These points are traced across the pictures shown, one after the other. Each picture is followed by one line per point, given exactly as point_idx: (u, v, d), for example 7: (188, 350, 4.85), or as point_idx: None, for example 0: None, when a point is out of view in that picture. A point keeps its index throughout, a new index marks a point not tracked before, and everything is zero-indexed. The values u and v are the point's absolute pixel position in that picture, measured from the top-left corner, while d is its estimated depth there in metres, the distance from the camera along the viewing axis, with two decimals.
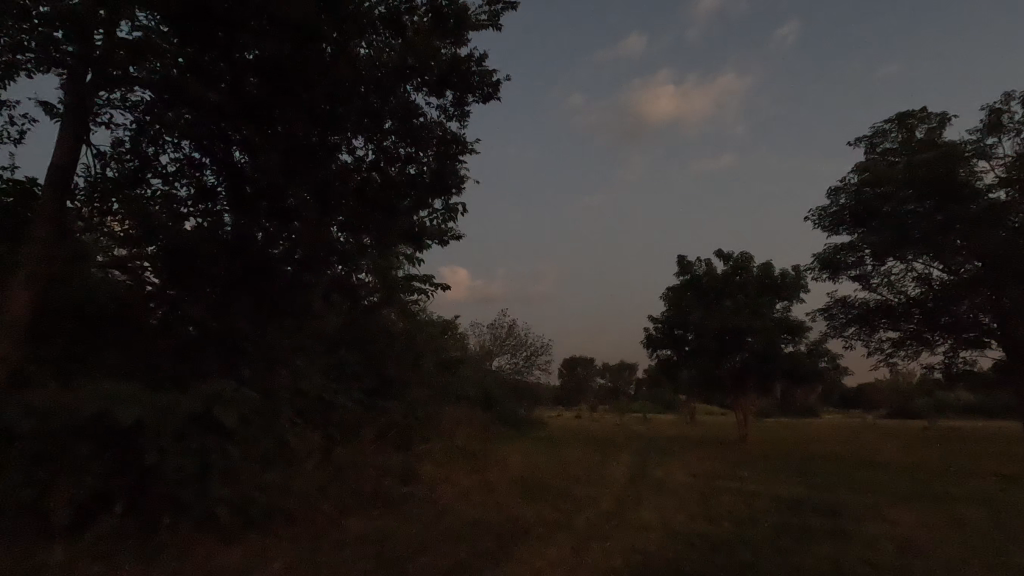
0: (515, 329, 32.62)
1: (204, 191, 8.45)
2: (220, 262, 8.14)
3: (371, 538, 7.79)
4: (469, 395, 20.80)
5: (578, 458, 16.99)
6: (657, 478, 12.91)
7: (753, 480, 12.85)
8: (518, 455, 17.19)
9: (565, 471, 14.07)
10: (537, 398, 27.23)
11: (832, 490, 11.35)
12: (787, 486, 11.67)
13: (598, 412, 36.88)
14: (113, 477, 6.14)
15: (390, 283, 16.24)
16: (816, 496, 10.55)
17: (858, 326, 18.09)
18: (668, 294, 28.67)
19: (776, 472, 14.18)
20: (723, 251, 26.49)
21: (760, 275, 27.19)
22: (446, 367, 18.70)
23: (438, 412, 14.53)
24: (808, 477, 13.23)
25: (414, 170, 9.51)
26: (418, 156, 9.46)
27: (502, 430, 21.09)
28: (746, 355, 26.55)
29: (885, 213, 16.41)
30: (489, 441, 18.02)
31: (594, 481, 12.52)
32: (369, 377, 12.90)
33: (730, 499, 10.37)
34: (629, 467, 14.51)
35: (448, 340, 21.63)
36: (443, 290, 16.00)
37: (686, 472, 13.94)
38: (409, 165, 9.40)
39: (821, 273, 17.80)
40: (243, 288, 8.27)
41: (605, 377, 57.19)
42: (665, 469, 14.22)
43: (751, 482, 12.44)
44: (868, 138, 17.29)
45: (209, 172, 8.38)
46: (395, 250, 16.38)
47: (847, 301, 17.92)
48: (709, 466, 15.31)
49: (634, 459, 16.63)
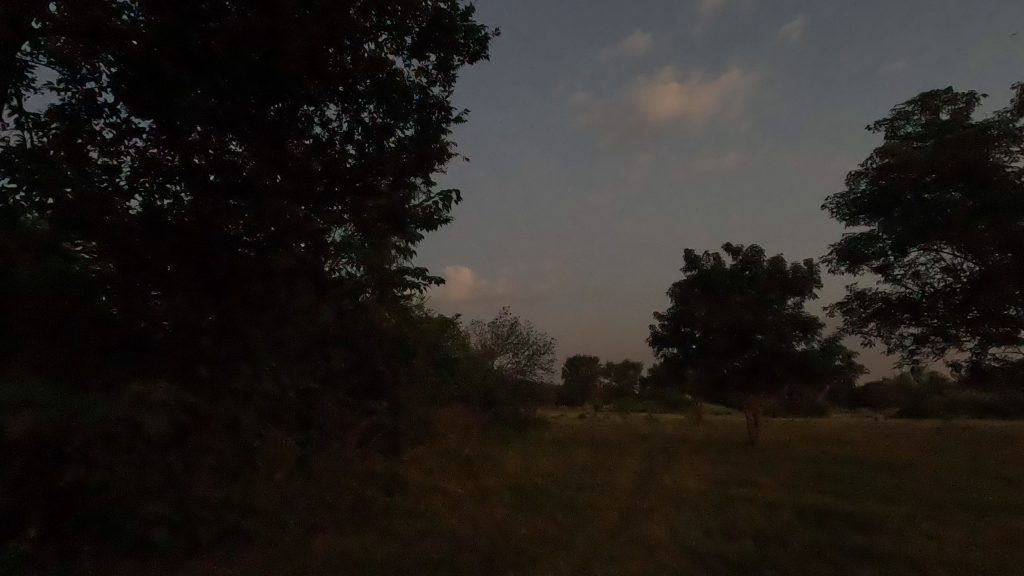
0: (516, 326, 31.70)
1: (148, 162, 7.45)
2: (171, 244, 7.35)
3: (339, 561, 6.91)
4: (467, 396, 19.95)
5: (582, 462, 16.09)
6: (666, 486, 11.97)
7: (770, 487, 11.90)
8: (516, 459, 16.30)
9: (567, 477, 13.19)
10: (538, 397, 26.38)
11: (858, 500, 10.44)
12: (810, 495, 10.74)
13: (602, 412, 35.99)
14: (30, 496, 5.25)
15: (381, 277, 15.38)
16: (843, 507, 9.58)
17: (879, 321, 17.02)
18: (675, 290, 27.71)
19: (794, 478, 13.26)
20: (731, 244, 25.48)
21: (770, 270, 26.18)
22: (443, 366, 17.83)
23: (430, 414, 13.65)
24: (828, 485, 12.25)
25: (393, 144, 8.61)
26: (397, 128, 8.54)
27: (501, 432, 20.24)
28: (756, 354, 25.61)
29: (909, 199, 15.41)
30: (487, 444, 17.14)
31: (598, 489, 11.65)
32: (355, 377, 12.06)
33: (748, 510, 9.49)
34: (635, 473, 13.61)
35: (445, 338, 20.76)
36: (438, 284, 15.11)
37: (695, 478, 13.03)
38: (388, 136, 8.48)
39: (840, 264, 16.77)
40: (197, 274, 7.54)
41: (609, 377, 56.27)
42: (673, 475, 13.30)
43: (768, 490, 11.50)
44: (889, 121, 16.30)
45: (155, 144, 7.51)
46: (387, 241, 15.53)
47: (868, 294, 16.84)
48: (720, 471, 14.40)
49: (639, 463, 15.71)
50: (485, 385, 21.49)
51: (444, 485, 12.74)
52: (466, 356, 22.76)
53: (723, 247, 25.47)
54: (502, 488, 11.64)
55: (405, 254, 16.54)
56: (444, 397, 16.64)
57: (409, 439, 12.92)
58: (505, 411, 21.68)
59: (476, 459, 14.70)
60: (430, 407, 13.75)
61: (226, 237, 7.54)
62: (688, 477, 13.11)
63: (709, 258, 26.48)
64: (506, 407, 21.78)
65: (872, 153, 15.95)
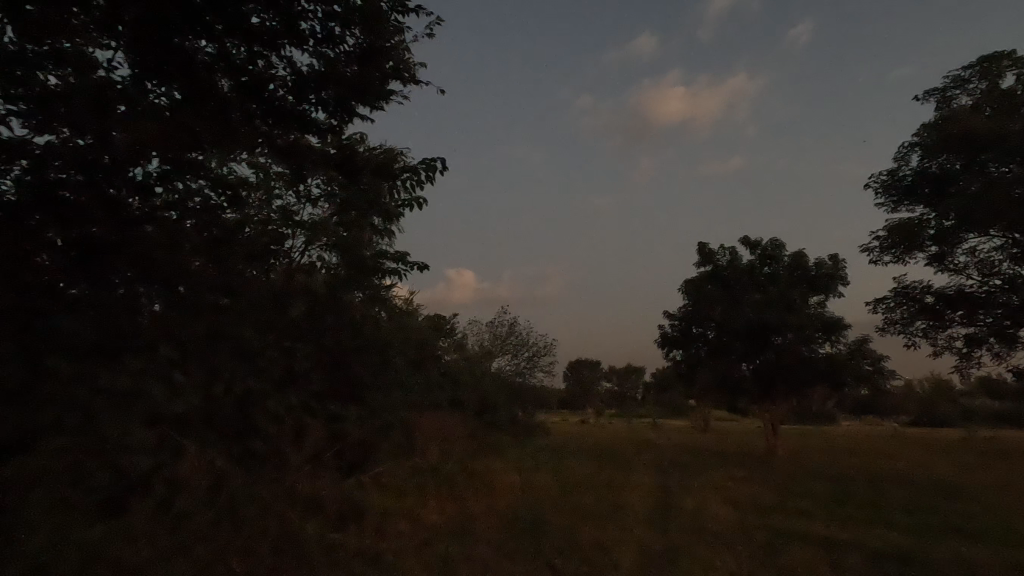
0: (515, 326, 29.71)
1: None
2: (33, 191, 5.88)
3: None
4: (458, 400, 17.99)
5: (586, 479, 14.14)
6: (689, 517, 10.00)
7: (814, 522, 9.87)
8: (510, 475, 14.38)
9: (568, 501, 11.31)
10: (538, 402, 24.46)
11: (933, 548, 8.55)
12: (870, 541, 8.81)
13: (605, 418, 33.98)
14: None
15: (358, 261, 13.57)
16: (927, 568, 7.57)
17: (927, 320, 14.81)
18: (687, 287, 25.58)
19: (841, 506, 11.27)
20: (749, 237, 23.40)
21: (792, 265, 23.98)
22: (433, 366, 15.84)
23: (408, 423, 11.80)
24: (885, 520, 10.23)
25: (330, 52, 7.29)
26: (339, 36, 7.21)
27: (496, 441, 18.25)
28: (772, 357, 23.54)
29: (961, 186, 13.57)
30: (478, 457, 15.19)
31: (609, 519, 9.72)
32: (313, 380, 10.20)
33: (798, 565, 7.57)
34: (650, 496, 11.62)
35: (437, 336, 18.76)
36: (421, 271, 13.05)
37: (725, 504, 11.06)
38: (327, 44, 7.19)
39: (883, 253, 14.80)
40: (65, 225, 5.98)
41: (611, 381, 54.14)
42: (697, 499, 11.33)
43: (818, 526, 9.55)
44: (940, 91, 14.31)
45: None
46: (365, 220, 13.68)
47: (916, 288, 14.67)
48: (751, 494, 12.44)
49: (652, 481, 13.74)
50: (480, 388, 19.44)
51: (416, 511, 10.93)
52: (460, 356, 20.73)
53: (741, 239, 23.34)
54: (485, 518, 9.80)
55: (387, 236, 14.54)
56: (432, 401, 14.68)
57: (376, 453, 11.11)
58: (501, 418, 19.70)
59: (460, 475, 12.85)
60: (408, 415, 11.84)
61: (134, 182, 6.50)
62: (717, 503, 11.09)
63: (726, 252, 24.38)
64: (502, 412, 19.84)
65: (922, 126, 13.96)
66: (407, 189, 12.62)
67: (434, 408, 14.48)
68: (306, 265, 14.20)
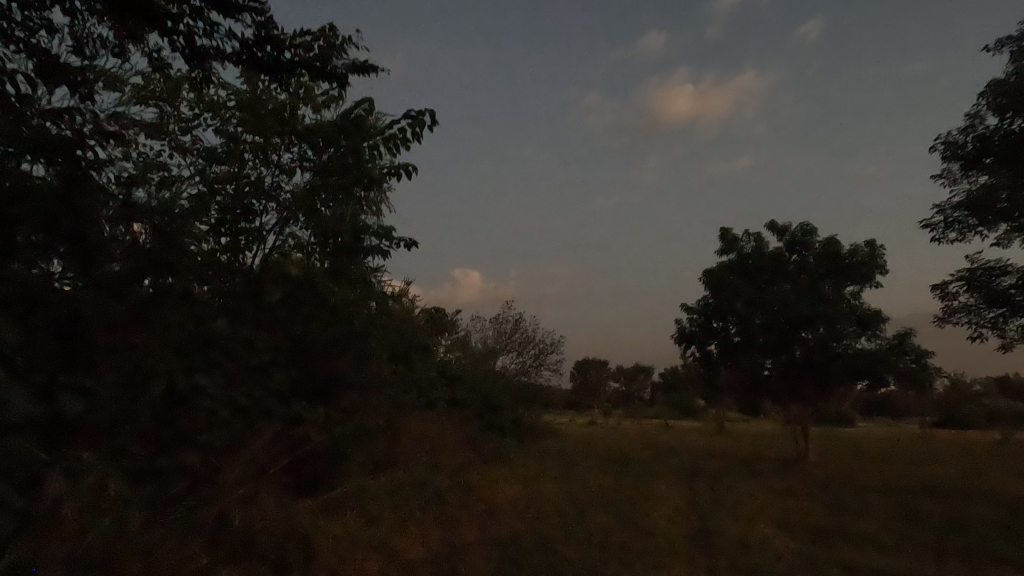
0: (520, 322, 27.87)
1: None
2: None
3: None
4: (457, 401, 16.14)
5: (602, 494, 12.32)
6: (726, 558, 8.04)
7: (882, 563, 7.90)
8: (512, 491, 12.55)
9: (581, 529, 9.50)
10: (545, 403, 22.68)
11: None
12: None
13: (617, 421, 32.09)
14: None
15: (338, 240, 11.74)
16: None
17: (1000, 308, 12.68)
18: (706, 276, 23.16)
19: (913, 532, 9.47)
20: (774, 222, 21.31)
21: (824, 252, 21.51)
22: (427, 361, 13.97)
23: (384, 431, 10.05)
24: (969, 559, 8.24)
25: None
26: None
27: (499, 446, 16.41)
28: (799, 354, 21.55)
29: None
30: (475, 467, 13.41)
31: (638, 560, 7.93)
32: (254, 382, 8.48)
33: None
34: (685, 525, 9.72)
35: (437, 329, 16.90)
36: (408, 248, 11.13)
37: (777, 534, 9.22)
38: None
39: (947, 229, 13.04)
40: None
41: (621, 381, 52.29)
42: (741, 526, 9.56)
43: (907, 570, 7.72)
44: (1014, 39, 12.27)
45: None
46: (348, 192, 11.91)
47: (989, 269, 12.57)
48: (797, 513, 10.57)
49: (682, 498, 11.90)
50: (483, 387, 17.52)
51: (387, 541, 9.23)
52: (461, 353, 18.76)
53: (767, 224, 21.27)
54: (473, 556, 8.04)
55: (374, 211, 12.73)
56: (427, 403, 12.87)
57: (336, 470, 9.42)
58: (505, 421, 17.82)
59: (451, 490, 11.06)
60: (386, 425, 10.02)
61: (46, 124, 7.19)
62: (770, 533, 9.23)
63: (749, 238, 22.26)
64: (506, 414, 17.99)
65: (995, 78, 11.90)
66: (390, 150, 10.70)
67: (425, 410, 12.68)
68: (282, 246, 12.50)
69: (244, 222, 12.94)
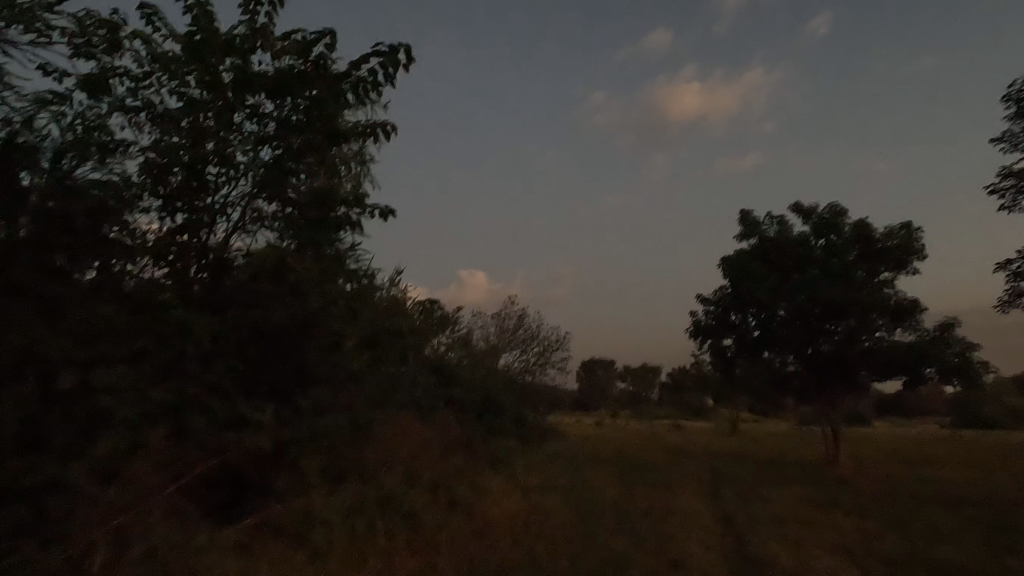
0: (524, 318, 26.17)
1: None
2: None
3: None
4: (449, 401, 14.39)
5: (616, 509, 10.61)
6: None
7: None
8: (509, 505, 10.91)
9: (595, 562, 7.78)
10: (551, 403, 20.99)
11: None
12: None
13: (626, 423, 30.42)
14: None
15: (315, 202, 10.04)
16: None
17: None
18: (725, 264, 21.17)
19: (1006, 561, 7.77)
20: (799, 203, 19.46)
21: (855, 234, 19.50)
22: (415, 355, 12.30)
23: (349, 436, 8.36)
24: None
25: None
26: None
27: (497, 451, 14.73)
28: (827, 349, 19.68)
29: None
30: (465, 475, 11.72)
31: None
32: (178, 375, 6.86)
33: None
34: (726, 555, 8.04)
35: (438, 322, 15.12)
36: (385, 216, 9.39)
37: (840, 567, 7.60)
38: None
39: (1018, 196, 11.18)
40: None
41: (627, 381, 50.75)
42: (793, 554, 7.96)
43: None
44: None
45: None
46: (323, 153, 10.22)
47: None
48: (855, 534, 8.87)
49: (713, 513, 10.26)
50: (480, 385, 15.76)
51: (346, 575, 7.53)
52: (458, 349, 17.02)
53: (791, 206, 19.38)
54: None
55: (354, 178, 11.04)
56: (413, 404, 11.22)
57: (286, 484, 7.74)
58: (504, 422, 16.05)
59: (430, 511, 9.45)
60: (353, 434, 8.45)
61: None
62: (836, 566, 7.54)
63: (771, 222, 20.38)
64: (506, 415, 16.35)
65: None
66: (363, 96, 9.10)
67: (410, 412, 11.05)
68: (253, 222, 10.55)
69: (202, 196, 10.89)
